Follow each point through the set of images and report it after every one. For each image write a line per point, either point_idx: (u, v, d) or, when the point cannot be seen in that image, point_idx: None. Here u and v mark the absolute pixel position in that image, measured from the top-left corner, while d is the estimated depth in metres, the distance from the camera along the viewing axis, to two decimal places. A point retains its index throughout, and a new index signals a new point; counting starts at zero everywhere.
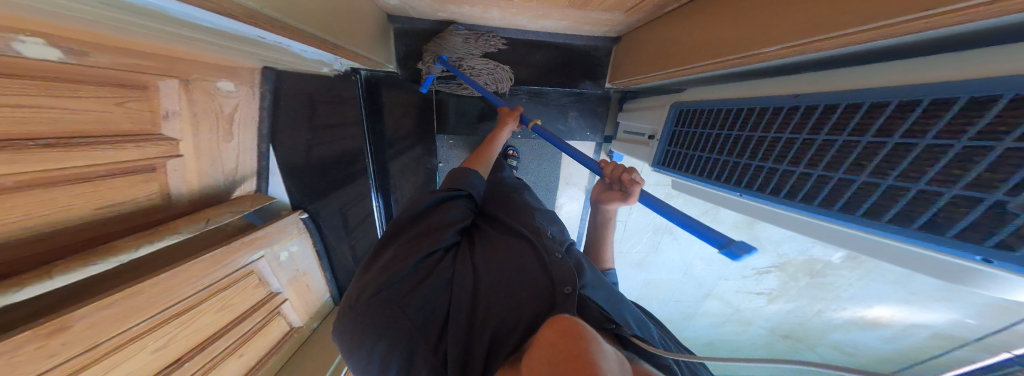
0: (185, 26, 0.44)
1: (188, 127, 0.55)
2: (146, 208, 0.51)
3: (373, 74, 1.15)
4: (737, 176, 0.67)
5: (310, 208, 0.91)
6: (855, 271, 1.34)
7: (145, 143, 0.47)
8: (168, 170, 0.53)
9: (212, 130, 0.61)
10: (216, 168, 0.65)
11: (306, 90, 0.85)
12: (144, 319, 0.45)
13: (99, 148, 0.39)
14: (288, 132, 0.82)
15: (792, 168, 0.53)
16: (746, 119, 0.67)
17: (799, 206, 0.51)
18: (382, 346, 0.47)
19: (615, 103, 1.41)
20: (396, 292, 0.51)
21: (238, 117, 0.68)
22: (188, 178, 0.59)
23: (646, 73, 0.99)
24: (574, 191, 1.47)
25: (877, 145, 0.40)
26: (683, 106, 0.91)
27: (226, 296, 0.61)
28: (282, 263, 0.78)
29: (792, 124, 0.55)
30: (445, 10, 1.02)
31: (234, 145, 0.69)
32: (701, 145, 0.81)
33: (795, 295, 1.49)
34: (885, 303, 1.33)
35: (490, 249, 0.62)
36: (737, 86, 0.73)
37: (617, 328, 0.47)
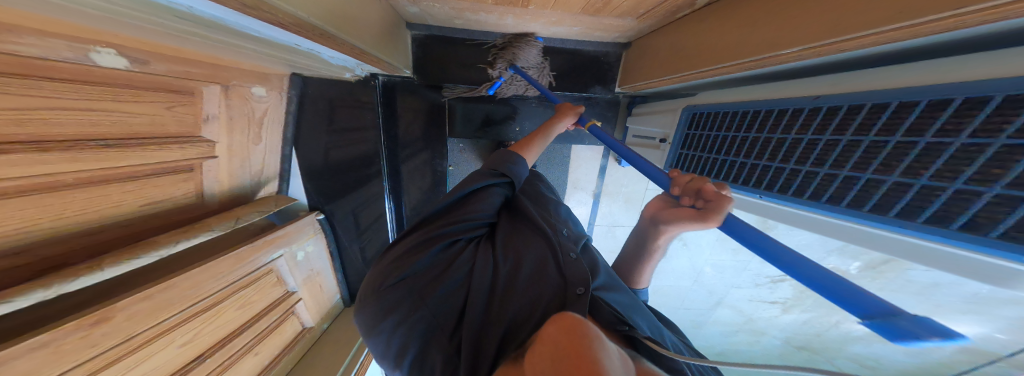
0: (240, 37, 0.48)
1: (223, 130, 0.58)
2: (182, 206, 0.54)
3: (390, 79, 1.19)
4: (756, 178, 0.66)
5: (327, 208, 0.97)
6: (873, 280, 1.17)
7: (187, 146, 0.50)
8: (203, 170, 0.57)
9: (244, 133, 0.65)
10: (245, 170, 0.69)
11: (327, 95, 0.90)
12: (174, 312, 0.47)
13: (151, 150, 0.43)
14: (309, 135, 0.88)
15: (816, 169, 0.52)
16: (763, 120, 0.66)
17: (826, 208, 0.49)
18: (401, 328, 0.49)
19: (624, 107, 1.40)
20: (417, 279, 0.54)
21: (267, 120, 0.72)
22: (220, 178, 0.62)
23: (657, 76, 0.99)
24: (582, 195, 1.46)
25: (908, 145, 0.39)
26: (695, 108, 0.91)
27: (248, 293, 0.63)
28: (298, 263, 0.82)
29: (814, 126, 0.54)
30: (461, 17, 1.04)
31: (262, 148, 0.73)
32: (718, 148, 0.80)
33: (811, 305, 1.41)
34: None
35: (508, 247, 0.63)
36: (751, 89, 0.72)
37: (629, 330, 0.46)
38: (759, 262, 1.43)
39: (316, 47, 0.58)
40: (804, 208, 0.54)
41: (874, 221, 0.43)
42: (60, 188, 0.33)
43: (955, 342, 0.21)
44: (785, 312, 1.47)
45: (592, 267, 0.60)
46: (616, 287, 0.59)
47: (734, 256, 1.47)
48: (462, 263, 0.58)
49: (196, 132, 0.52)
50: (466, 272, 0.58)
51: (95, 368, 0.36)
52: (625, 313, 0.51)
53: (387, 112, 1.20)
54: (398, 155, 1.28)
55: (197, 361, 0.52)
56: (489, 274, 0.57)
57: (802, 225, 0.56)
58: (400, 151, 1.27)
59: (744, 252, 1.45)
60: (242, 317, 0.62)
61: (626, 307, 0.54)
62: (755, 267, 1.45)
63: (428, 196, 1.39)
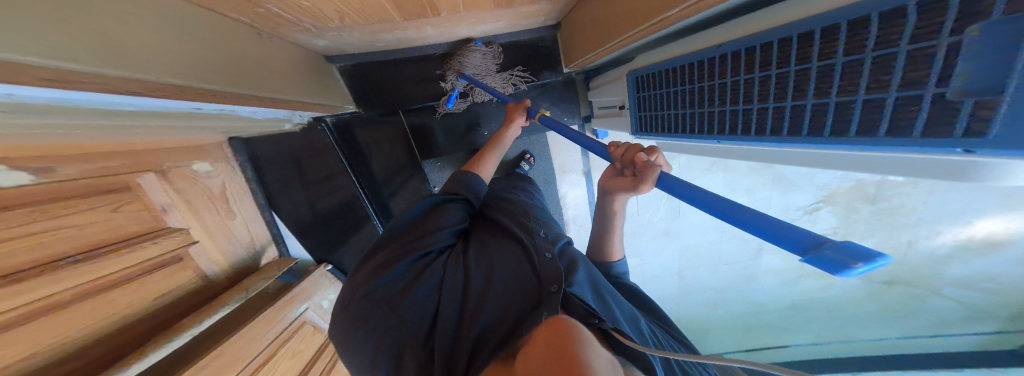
0: (203, 120, 0.49)
1: (189, 215, 0.59)
2: (197, 288, 0.57)
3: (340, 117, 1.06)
4: (706, 125, 0.55)
5: (333, 258, 0.95)
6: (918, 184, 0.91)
7: (160, 240, 0.51)
8: (195, 256, 0.58)
9: (212, 211, 0.65)
10: (234, 244, 0.70)
11: (285, 149, 0.87)
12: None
13: (125, 252, 0.44)
14: (286, 200, 0.87)
15: (748, 107, 0.44)
16: (690, 71, 0.57)
17: (771, 140, 0.40)
18: (374, 340, 0.50)
19: (583, 85, 1.22)
20: (386, 292, 0.52)
21: (230, 193, 0.73)
22: (215, 258, 0.63)
23: (588, 53, 0.88)
24: (573, 177, 1.23)
25: (829, 67, 0.31)
26: (635, 72, 0.79)
27: (289, 344, 0.66)
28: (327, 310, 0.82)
29: (730, 67, 0.46)
30: (379, 39, 0.84)
31: (239, 221, 0.73)
32: (665, 103, 0.67)
33: (865, 231, 1.06)
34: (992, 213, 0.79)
35: (483, 252, 0.60)
36: (669, 45, 0.66)
37: (599, 323, 0.44)
38: (780, 196, 1.17)
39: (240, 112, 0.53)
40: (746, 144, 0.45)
41: (817, 144, 0.33)
42: (66, 304, 0.35)
43: (876, 263, 0.22)
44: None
45: (568, 265, 0.56)
46: (598, 285, 0.55)
47: (750, 196, 1.19)
48: (433, 271, 0.55)
49: (161, 225, 0.52)
50: (439, 280, 0.55)
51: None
52: (598, 306, 0.49)
53: (350, 152, 1.07)
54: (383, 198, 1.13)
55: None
56: (461, 280, 0.55)
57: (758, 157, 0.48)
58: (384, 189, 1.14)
59: (759, 190, 1.18)
60: (291, 370, 0.66)
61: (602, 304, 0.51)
62: (778, 202, 1.18)
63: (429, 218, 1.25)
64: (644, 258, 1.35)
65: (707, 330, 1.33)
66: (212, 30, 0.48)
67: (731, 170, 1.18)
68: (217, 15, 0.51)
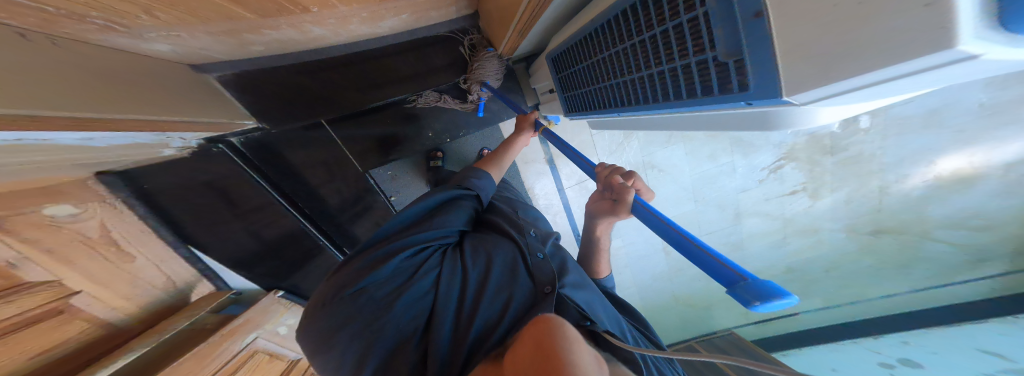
0: (59, 151, 0.40)
1: (58, 265, 0.49)
2: (85, 343, 0.49)
3: (249, 136, 0.82)
4: (634, 97, 0.50)
5: (286, 285, 0.92)
6: (872, 130, 0.93)
7: (30, 290, 0.43)
8: (82, 307, 0.50)
9: (98, 259, 0.55)
10: (142, 288, 0.62)
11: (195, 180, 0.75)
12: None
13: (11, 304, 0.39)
14: (201, 227, 0.75)
15: (670, 65, 0.38)
16: (605, 35, 0.52)
17: (678, 104, 0.39)
18: (359, 343, 0.41)
19: (523, 74, 1.08)
20: (377, 289, 0.44)
21: (121, 235, 0.62)
22: (116, 305, 0.56)
23: (499, 37, 0.79)
24: (537, 167, 1.16)
25: (695, 22, 0.31)
26: (551, 53, 0.77)
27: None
28: (285, 336, 0.80)
29: (648, 20, 0.40)
30: (252, 44, 0.64)
31: (144, 262, 0.64)
32: (589, 78, 0.63)
33: (837, 180, 1.03)
34: (948, 152, 0.87)
35: (477, 247, 0.54)
36: (580, 16, 0.61)
37: (592, 324, 0.39)
38: (742, 158, 1.09)
39: (133, 137, 0.48)
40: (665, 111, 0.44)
41: (711, 104, 0.33)
42: None
43: (787, 300, 0.24)
44: (815, 199, 1.07)
45: (559, 268, 0.52)
46: (588, 281, 0.53)
47: (715, 163, 1.12)
48: (428, 268, 0.48)
49: (23, 281, 0.43)
50: (435, 277, 0.48)
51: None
52: (592, 310, 0.44)
53: (279, 175, 0.89)
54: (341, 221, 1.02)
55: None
56: (459, 279, 0.48)
57: (687, 123, 0.47)
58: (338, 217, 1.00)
59: (721, 154, 1.10)
60: None
61: (597, 302, 0.47)
62: (743, 165, 1.10)
63: None
64: (626, 238, 1.25)
65: (712, 305, 1.28)
66: (89, 67, 0.42)
67: (690, 139, 1.10)
68: (80, 42, 0.43)
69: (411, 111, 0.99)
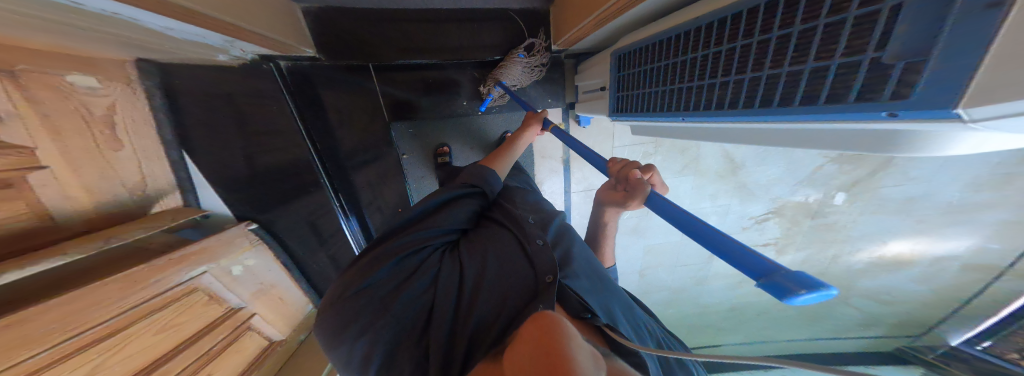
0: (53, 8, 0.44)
1: (41, 131, 0.45)
2: (21, 231, 0.44)
3: (297, 65, 1.17)
4: (704, 100, 0.62)
5: (261, 219, 0.88)
6: (852, 204, 1.27)
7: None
8: (36, 186, 0.45)
9: (84, 135, 0.52)
10: (112, 182, 0.57)
11: (206, 89, 0.81)
12: (46, 346, 0.39)
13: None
14: (201, 135, 0.77)
15: (756, 73, 0.49)
16: (695, 38, 0.64)
17: (780, 113, 0.44)
18: (365, 341, 0.46)
19: (570, 69, 1.40)
20: (379, 289, 0.50)
21: (120, 119, 0.60)
22: (71, 194, 0.51)
23: (578, 22, 1.00)
24: (551, 164, 1.26)
25: (804, 33, 0.41)
26: (619, 50, 0.96)
27: (164, 315, 0.57)
28: (235, 278, 0.75)
29: (744, 30, 0.52)
30: None
31: (128, 153, 0.61)
32: (656, 80, 0.78)
33: (804, 242, 1.41)
34: (898, 238, 1.24)
35: (472, 245, 0.62)
36: (656, 23, 0.79)
37: (592, 318, 0.47)
38: (739, 204, 1.42)
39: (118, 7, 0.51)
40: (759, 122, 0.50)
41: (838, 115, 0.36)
42: None
43: (820, 291, 0.28)
44: (782, 255, 1.48)
45: (562, 259, 0.59)
46: (598, 275, 0.60)
47: (714, 202, 1.44)
48: (429, 267, 0.55)
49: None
50: (434, 275, 0.56)
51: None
52: (592, 299, 0.51)
53: (303, 101, 1.20)
54: (341, 163, 1.28)
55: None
56: (456, 275, 0.56)
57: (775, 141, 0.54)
58: (344, 162, 1.28)
59: (722, 197, 1.43)
60: (159, 348, 0.54)
61: (601, 295, 0.54)
62: (738, 209, 1.44)
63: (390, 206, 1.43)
64: None
65: None
66: None
67: (701, 176, 1.40)
68: None
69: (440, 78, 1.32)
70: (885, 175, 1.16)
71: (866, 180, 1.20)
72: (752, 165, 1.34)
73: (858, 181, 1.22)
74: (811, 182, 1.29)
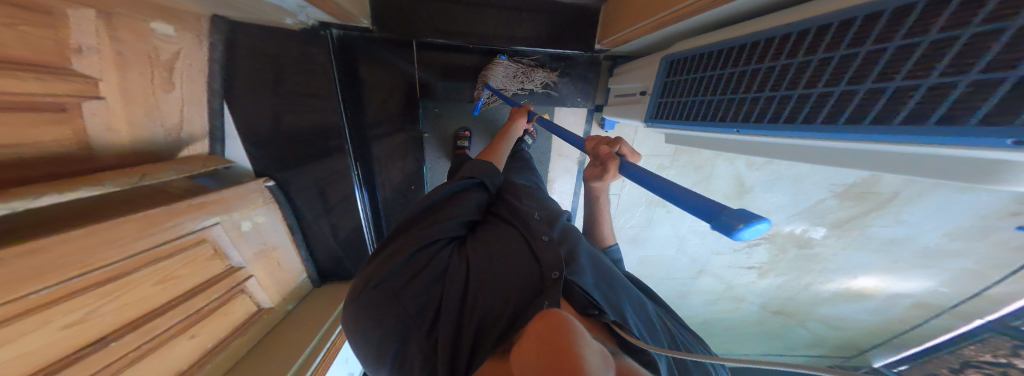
0: None
1: (109, 66, 0.53)
2: (58, 157, 0.49)
3: (346, 33, 1.21)
4: (758, 112, 0.67)
5: (276, 176, 1.03)
6: (838, 239, 1.54)
7: (44, 76, 0.42)
8: (87, 114, 0.51)
9: (145, 75, 0.62)
10: (153, 123, 0.66)
11: (263, 48, 0.95)
12: (57, 282, 0.43)
13: (33, 80, 0.40)
14: (244, 89, 0.91)
15: (813, 89, 0.55)
16: (760, 49, 0.69)
17: (861, 131, 0.46)
18: (379, 334, 0.50)
19: (605, 70, 1.46)
20: (390, 284, 0.53)
21: (179, 65, 0.71)
22: (113, 129, 0.58)
23: (635, 24, 1.03)
24: (566, 163, 1.44)
25: (866, 55, 0.46)
26: (672, 55, 0.99)
27: (168, 265, 0.65)
28: (243, 235, 0.89)
29: (808, 46, 0.57)
30: None
31: (174, 97, 0.72)
32: (706, 88, 0.83)
33: (783, 268, 1.73)
34: (870, 274, 1.57)
35: (478, 242, 0.64)
36: (720, 31, 0.83)
37: (599, 314, 0.49)
38: None
39: None
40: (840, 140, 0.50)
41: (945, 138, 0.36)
42: None
43: (752, 224, 0.34)
44: (762, 278, 1.82)
45: (569, 257, 0.61)
46: (603, 276, 0.62)
47: None
48: (435, 264, 0.58)
49: (69, 66, 0.46)
50: (442, 271, 0.59)
51: (6, 313, 0.36)
52: (600, 298, 0.53)
53: (345, 69, 1.23)
54: (364, 133, 1.33)
55: (100, 344, 0.49)
56: (462, 271, 0.59)
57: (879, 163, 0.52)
58: (367, 131, 1.33)
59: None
60: (152, 300, 0.60)
61: (609, 292, 0.57)
62: None
63: (406, 178, 1.50)
64: None
65: None
66: None
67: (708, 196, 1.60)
68: None
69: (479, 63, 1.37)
70: (875, 216, 1.40)
71: (854, 219, 1.45)
72: (760, 191, 1.51)
73: (848, 218, 1.46)
74: (810, 212, 1.51)
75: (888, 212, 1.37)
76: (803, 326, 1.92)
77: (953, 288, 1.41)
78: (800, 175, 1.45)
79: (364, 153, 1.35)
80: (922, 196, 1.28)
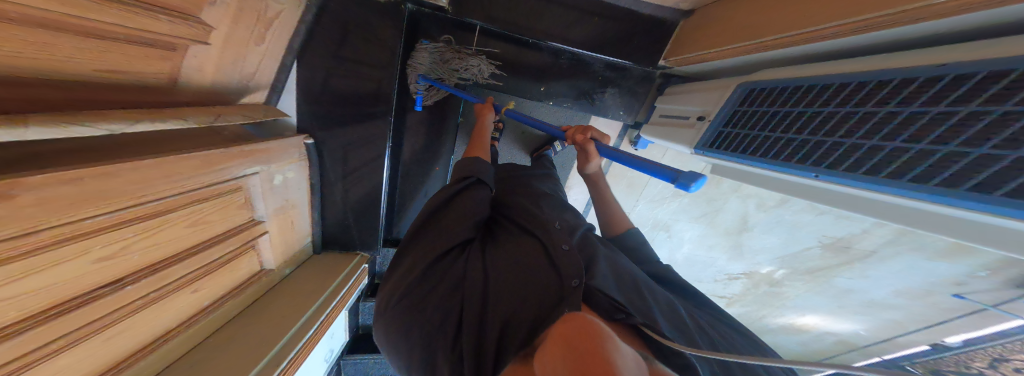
0: None
1: (227, 19, 0.63)
2: (150, 86, 0.55)
3: (419, 10, 1.24)
4: (803, 154, 0.72)
5: (316, 135, 1.19)
6: (806, 285, 1.66)
7: (174, 20, 0.51)
8: (188, 55, 0.59)
9: (249, 29, 0.72)
10: (234, 70, 0.75)
11: (345, 17, 1.10)
12: (103, 212, 0.48)
13: (163, 21, 0.48)
14: (314, 51, 1.10)
15: (862, 141, 0.60)
16: (826, 92, 0.72)
17: (870, 181, 0.57)
18: (412, 336, 0.61)
19: (656, 88, 1.50)
20: (415, 294, 0.63)
21: (277, 23, 0.82)
22: (202, 69, 0.65)
23: (716, 46, 1.05)
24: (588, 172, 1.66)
25: (920, 115, 0.52)
26: (749, 84, 0.98)
27: (202, 209, 0.72)
28: (272, 187, 0.99)
29: (876, 98, 0.61)
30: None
31: (261, 50, 0.81)
32: (761, 123, 0.88)
33: (749, 301, 1.89)
34: (816, 314, 1.76)
35: (491, 249, 0.72)
36: (795, 68, 0.85)
37: (625, 318, 0.55)
38: (726, 260, 1.78)
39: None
40: (845, 183, 0.62)
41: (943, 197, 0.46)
42: (66, 34, 0.37)
43: (700, 181, 0.62)
44: (728, 306, 1.97)
45: (589, 263, 0.66)
46: (625, 279, 0.66)
47: (708, 252, 1.79)
48: (454, 271, 0.67)
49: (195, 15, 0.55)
50: (461, 278, 0.67)
51: (55, 236, 0.41)
52: (625, 302, 0.58)
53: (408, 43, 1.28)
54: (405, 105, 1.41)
55: (116, 286, 0.53)
56: (480, 276, 0.66)
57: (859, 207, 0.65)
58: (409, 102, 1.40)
59: (717, 249, 1.76)
60: (172, 246, 0.65)
61: (635, 298, 0.61)
62: (719, 264, 1.81)
63: (428, 146, 1.51)
64: None
65: None
66: None
67: (709, 230, 1.72)
68: None
69: (542, 62, 1.40)
70: (845, 269, 1.48)
71: (830, 269, 1.53)
72: (758, 231, 1.61)
73: (827, 266, 1.53)
74: (793, 258, 1.60)
75: (856, 266, 1.44)
76: None
77: (873, 333, 1.63)
78: (798, 222, 1.50)
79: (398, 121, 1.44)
80: (894, 257, 1.34)
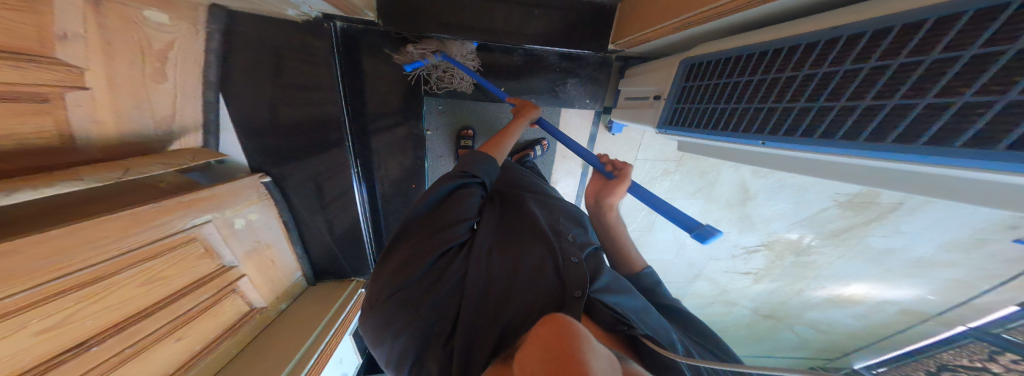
0: None
1: (95, 55, 0.56)
2: (40, 146, 0.48)
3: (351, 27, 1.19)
4: (747, 121, 0.68)
5: (273, 172, 1.10)
6: (836, 249, 1.61)
7: (25, 65, 0.43)
8: (70, 104, 0.52)
9: (134, 63, 0.66)
10: (143, 112, 0.70)
11: (270, 42, 1.02)
12: (33, 284, 0.42)
13: (13, 70, 0.40)
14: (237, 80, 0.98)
15: (791, 105, 0.57)
16: (758, 61, 0.70)
17: (816, 143, 0.50)
18: (402, 339, 0.53)
19: (616, 71, 1.46)
20: (408, 292, 0.54)
21: (172, 56, 0.77)
22: (98, 119, 0.58)
23: (648, 27, 1.03)
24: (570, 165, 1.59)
25: (833, 73, 0.50)
26: (689, 60, 0.95)
27: (154, 266, 0.64)
28: (235, 231, 0.90)
29: (794, 62, 0.59)
30: None
31: (167, 86, 0.77)
32: (705, 96, 0.84)
33: (779, 274, 1.82)
34: (862, 281, 1.65)
35: (501, 249, 0.63)
36: (728, 39, 0.84)
37: (629, 329, 0.47)
38: (737, 233, 1.72)
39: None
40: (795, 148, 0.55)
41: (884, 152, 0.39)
42: None
43: (720, 235, 0.60)
44: (755, 282, 1.90)
45: (595, 270, 0.59)
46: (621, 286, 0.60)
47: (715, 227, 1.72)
48: (455, 270, 0.58)
49: (51, 55, 0.48)
50: (459, 280, 0.58)
51: None
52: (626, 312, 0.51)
53: (348, 65, 1.21)
54: (364, 125, 1.30)
55: (79, 349, 0.48)
56: (483, 276, 0.58)
57: (840, 173, 0.55)
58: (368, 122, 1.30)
59: (724, 223, 1.70)
60: (139, 302, 0.60)
61: (633, 308, 0.54)
62: (733, 238, 1.75)
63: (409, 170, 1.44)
64: None
65: None
66: None
67: (709, 205, 1.66)
68: None
69: (498, 61, 1.35)
70: (875, 226, 1.47)
71: (860, 229, 1.50)
72: (762, 198, 1.59)
73: (851, 226, 1.51)
74: (812, 221, 1.57)
75: (887, 223, 1.44)
76: (789, 328, 1.98)
77: (942, 296, 1.49)
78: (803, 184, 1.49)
79: (364, 146, 1.32)
80: (922, 208, 1.34)
